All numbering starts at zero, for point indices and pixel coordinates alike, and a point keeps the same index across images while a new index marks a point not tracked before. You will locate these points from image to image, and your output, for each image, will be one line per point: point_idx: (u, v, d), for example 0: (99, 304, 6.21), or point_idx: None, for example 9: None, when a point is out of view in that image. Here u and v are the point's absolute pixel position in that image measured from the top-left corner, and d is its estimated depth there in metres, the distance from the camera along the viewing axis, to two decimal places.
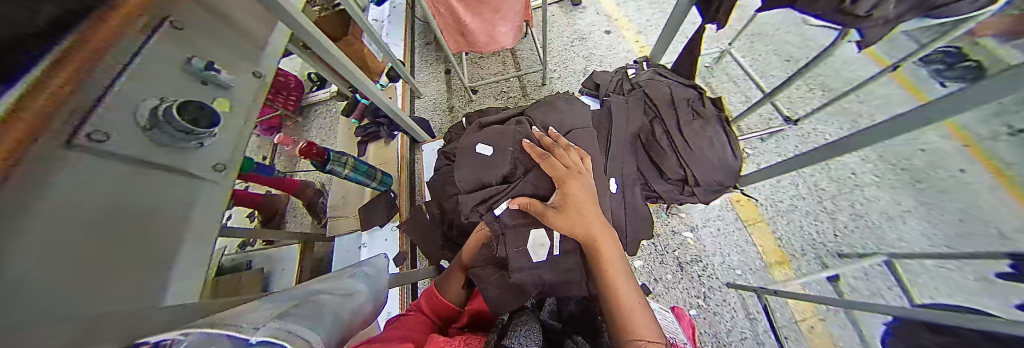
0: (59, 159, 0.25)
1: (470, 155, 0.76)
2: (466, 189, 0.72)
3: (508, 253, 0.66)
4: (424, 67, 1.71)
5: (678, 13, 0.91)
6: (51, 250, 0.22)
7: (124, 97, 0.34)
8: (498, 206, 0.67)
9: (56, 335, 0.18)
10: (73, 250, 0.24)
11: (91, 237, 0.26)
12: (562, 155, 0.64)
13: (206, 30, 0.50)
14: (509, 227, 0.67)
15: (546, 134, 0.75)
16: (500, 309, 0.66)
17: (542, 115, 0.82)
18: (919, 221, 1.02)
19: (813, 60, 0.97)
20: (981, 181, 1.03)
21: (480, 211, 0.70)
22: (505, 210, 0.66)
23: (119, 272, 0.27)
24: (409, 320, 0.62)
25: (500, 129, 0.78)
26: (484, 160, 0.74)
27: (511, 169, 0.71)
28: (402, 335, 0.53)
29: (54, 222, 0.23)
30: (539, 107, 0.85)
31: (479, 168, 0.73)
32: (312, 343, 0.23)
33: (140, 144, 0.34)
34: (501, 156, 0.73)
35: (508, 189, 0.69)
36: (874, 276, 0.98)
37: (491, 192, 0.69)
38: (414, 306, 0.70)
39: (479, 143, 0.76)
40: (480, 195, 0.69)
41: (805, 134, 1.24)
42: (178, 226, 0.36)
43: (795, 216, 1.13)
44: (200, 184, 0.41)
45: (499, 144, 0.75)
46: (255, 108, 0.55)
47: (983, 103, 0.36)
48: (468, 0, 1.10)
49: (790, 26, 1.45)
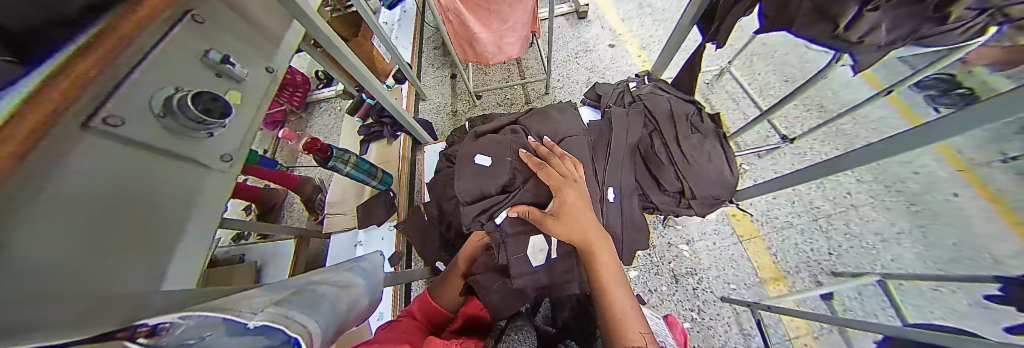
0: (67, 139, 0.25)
1: (470, 164, 0.76)
2: (467, 200, 0.72)
3: (508, 260, 0.67)
4: (431, 71, 1.75)
5: (680, 31, 0.94)
6: (48, 237, 0.22)
7: (142, 84, 0.35)
8: (498, 215, 0.68)
9: (61, 314, 0.19)
10: (70, 239, 0.24)
11: (92, 224, 0.26)
12: (558, 164, 0.65)
13: (225, 24, 0.51)
14: (509, 236, 0.67)
15: (541, 143, 0.76)
16: (500, 315, 0.65)
17: (538, 124, 0.83)
18: (914, 243, 1.03)
19: (809, 82, 1.00)
20: (975, 206, 1.05)
21: (481, 221, 0.70)
22: (506, 219, 0.68)
23: (117, 261, 0.27)
24: (402, 325, 0.61)
25: (497, 139, 0.78)
26: (483, 171, 0.74)
27: (510, 178, 0.71)
28: (399, 337, 0.53)
29: (54, 210, 0.23)
30: (534, 117, 0.87)
31: (479, 179, 0.73)
32: (309, 330, 0.23)
33: (153, 131, 0.35)
34: (500, 166, 0.73)
35: (507, 198, 0.69)
36: (869, 297, 0.98)
37: (493, 202, 0.70)
38: (408, 311, 0.70)
39: (478, 154, 0.76)
40: (482, 205, 0.70)
41: (802, 153, 1.27)
42: (185, 210, 0.36)
43: (790, 233, 1.14)
44: (208, 172, 0.42)
45: (498, 154, 0.75)
46: (267, 101, 0.57)
47: (967, 128, 0.38)
48: (478, 11, 1.14)
49: (790, 48, 1.49)
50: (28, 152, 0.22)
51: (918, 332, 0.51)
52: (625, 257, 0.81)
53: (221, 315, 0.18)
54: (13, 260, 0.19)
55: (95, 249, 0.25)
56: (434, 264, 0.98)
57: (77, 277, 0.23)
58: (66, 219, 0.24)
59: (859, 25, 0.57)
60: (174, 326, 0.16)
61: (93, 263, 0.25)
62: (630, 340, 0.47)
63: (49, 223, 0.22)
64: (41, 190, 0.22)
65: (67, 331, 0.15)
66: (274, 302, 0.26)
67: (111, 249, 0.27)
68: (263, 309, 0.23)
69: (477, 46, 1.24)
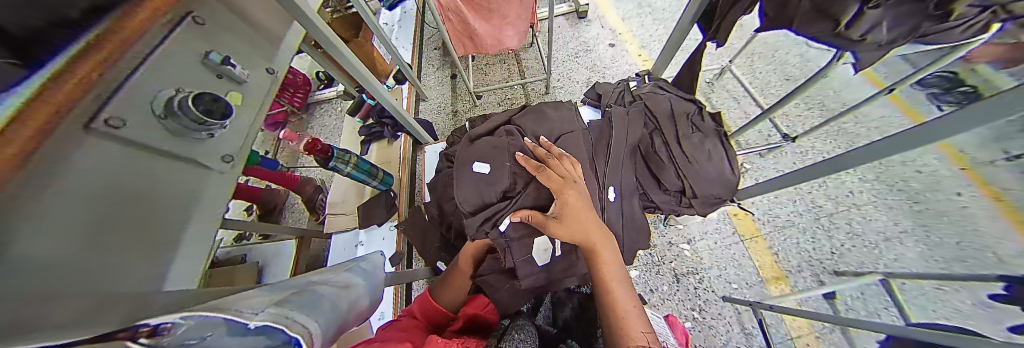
0: (71, 140, 0.25)
1: (469, 172, 0.71)
2: (468, 211, 0.69)
3: (514, 263, 0.68)
4: (431, 71, 1.75)
5: (680, 30, 0.94)
6: (50, 236, 0.22)
7: (143, 85, 0.35)
8: (501, 222, 0.66)
9: (63, 313, 0.19)
10: (71, 239, 0.24)
11: (94, 224, 0.26)
12: (556, 166, 0.65)
13: (228, 27, 0.52)
14: (513, 240, 0.67)
15: (538, 144, 0.76)
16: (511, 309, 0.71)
17: (534, 125, 0.83)
18: (916, 242, 1.03)
19: (810, 80, 0.99)
20: (979, 205, 1.04)
21: (485, 230, 0.67)
22: (510, 226, 0.66)
23: (118, 260, 0.27)
24: (402, 325, 0.61)
25: (493, 144, 0.75)
26: (482, 179, 0.70)
27: (510, 183, 0.69)
28: (400, 336, 0.54)
29: (55, 209, 0.23)
30: (528, 117, 0.86)
31: (480, 188, 0.69)
32: (308, 330, 0.23)
33: (154, 133, 0.35)
34: (500, 171, 0.70)
35: (508, 205, 0.67)
36: (871, 296, 0.97)
37: (496, 210, 0.67)
38: (407, 311, 0.70)
39: (475, 161, 0.72)
40: (485, 214, 0.67)
41: (803, 151, 1.26)
42: (186, 210, 0.37)
43: (792, 232, 1.14)
44: (209, 173, 0.42)
45: (496, 159, 0.72)
46: (267, 102, 0.57)
47: (969, 127, 0.37)
48: (478, 8, 1.15)
49: (791, 47, 1.49)
50: (31, 154, 0.22)
51: (921, 332, 0.51)
52: (626, 257, 0.81)
53: (221, 315, 0.18)
54: (14, 259, 0.19)
55: (95, 249, 0.25)
56: (435, 264, 0.99)
57: (80, 277, 0.23)
58: (68, 219, 0.24)
59: (861, 23, 0.57)
60: (173, 327, 0.16)
61: (93, 262, 0.25)
62: (631, 340, 0.46)
63: (54, 224, 0.22)
64: (44, 190, 0.22)
65: (67, 331, 0.15)
66: (274, 303, 0.26)
67: (113, 249, 0.27)
68: (262, 310, 0.23)
69: (478, 42, 1.25)
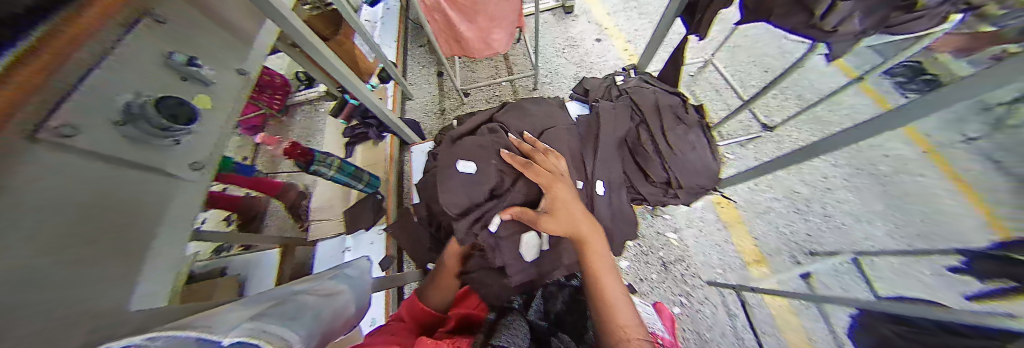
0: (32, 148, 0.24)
1: (454, 175, 0.69)
2: (455, 213, 0.66)
3: (504, 262, 0.68)
4: (417, 70, 1.71)
5: (664, 24, 0.96)
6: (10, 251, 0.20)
7: (99, 91, 0.33)
8: (490, 222, 0.65)
9: (20, 338, 0.18)
10: (32, 256, 0.22)
11: (54, 239, 0.24)
12: (543, 161, 0.65)
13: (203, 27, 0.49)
14: (502, 238, 0.67)
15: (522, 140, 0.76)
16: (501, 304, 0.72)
17: (516, 120, 0.83)
18: (884, 222, 1.10)
19: (786, 71, 1.03)
20: (939, 185, 1.12)
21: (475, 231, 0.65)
22: (500, 225, 0.66)
23: (75, 277, 0.25)
24: (393, 328, 0.61)
25: (478, 141, 0.74)
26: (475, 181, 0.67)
27: (497, 181, 0.68)
28: (388, 340, 0.53)
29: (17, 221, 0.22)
30: (510, 113, 0.86)
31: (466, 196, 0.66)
32: (290, 342, 0.23)
33: (115, 142, 0.33)
34: (486, 169, 0.69)
35: (496, 203, 0.66)
36: (844, 273, 1.04)
37: (484, 209, 0.66)
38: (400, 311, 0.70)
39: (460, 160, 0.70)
40: (474, 214, 0.65)
41: (781, 140, 1.31)
42: (151, 223, 0.34)
43: (772, 217, 1.19)
44: (177, 183, 0.40)
45: (482, 157, 0.71)
46: (238, 106, 0.54)
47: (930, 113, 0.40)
48: (463, 8, 1.12)
49: (770, 40, 1.54)
50: None
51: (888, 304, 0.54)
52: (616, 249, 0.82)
53: (191, 334, 0.17)
54: None
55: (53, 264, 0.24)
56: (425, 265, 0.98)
57: (48, 292, 0.22)
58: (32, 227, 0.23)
59: (836, 13, 0.58)
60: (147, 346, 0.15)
61: (56, 276, 0.23)
62: (621, 332, 0.47)
63: (16, 242, 0.21)
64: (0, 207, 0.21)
65: None
66: (252, 316, 0.25)
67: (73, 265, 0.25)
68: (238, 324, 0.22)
69: (464, 46, 1.23)
